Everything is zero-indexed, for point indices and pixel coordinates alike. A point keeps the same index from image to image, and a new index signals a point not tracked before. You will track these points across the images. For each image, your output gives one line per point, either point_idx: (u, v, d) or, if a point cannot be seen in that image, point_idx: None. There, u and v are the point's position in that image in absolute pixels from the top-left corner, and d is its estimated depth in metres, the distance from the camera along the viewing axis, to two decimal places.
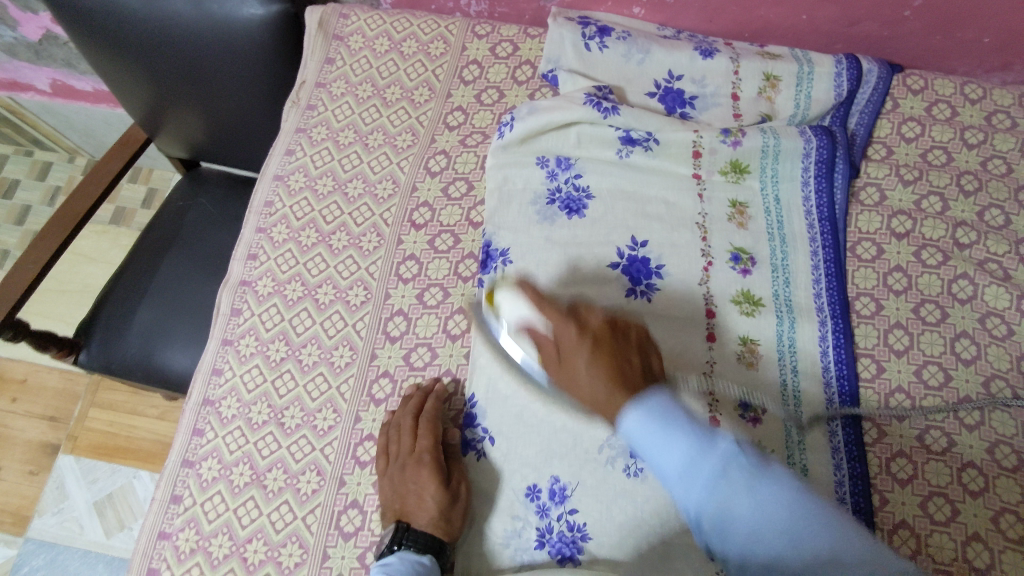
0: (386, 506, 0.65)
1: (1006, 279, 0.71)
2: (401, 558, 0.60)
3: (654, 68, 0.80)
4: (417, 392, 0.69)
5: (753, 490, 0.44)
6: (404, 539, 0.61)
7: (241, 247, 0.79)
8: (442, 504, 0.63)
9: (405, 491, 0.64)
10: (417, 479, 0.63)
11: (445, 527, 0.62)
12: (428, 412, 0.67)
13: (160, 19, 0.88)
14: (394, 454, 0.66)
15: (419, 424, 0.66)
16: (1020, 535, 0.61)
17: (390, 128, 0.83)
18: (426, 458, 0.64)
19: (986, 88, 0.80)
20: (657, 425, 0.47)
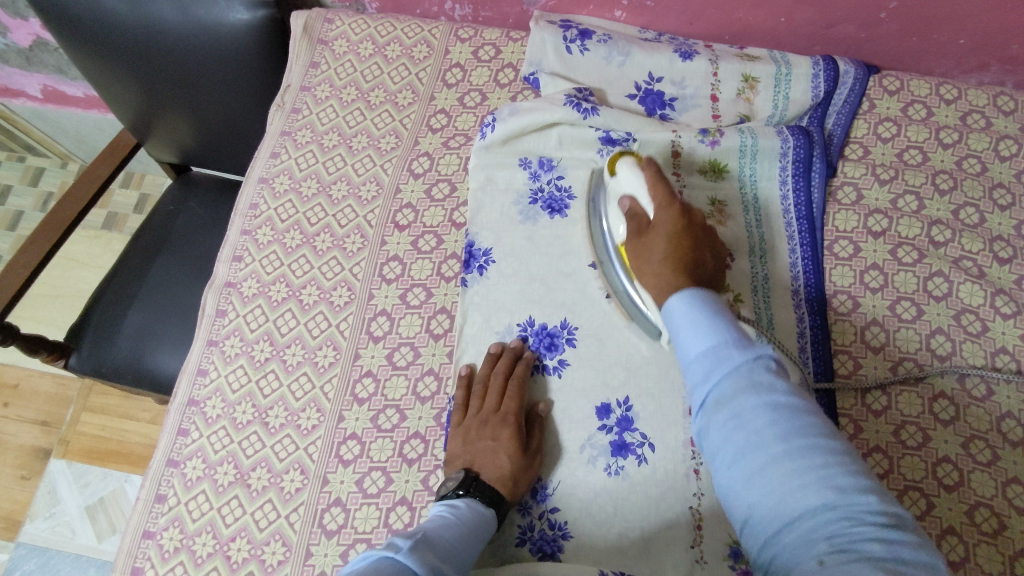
0: (452, 458, 0.66)
1: (981, 276, 0.72)
2: (470, 505, 0.60)
3: (634, 70, 0.81)
4: (507, 354, 0.70)
5: (784, 444, 0.44)
6: (472, 486, 0.61)
7: (226, 249, 0.79)
8: (514, 464, 0.64)
9: (475, 447, 0.65)
10: (496, 436, 0.65)
11: (511, 488, 0.63)
12: (519, 376, 0.68)
13: (146, 24, 0.89)
14: (474, 409, 0.68)
15: (508, 385, 0.68)
16: (994, 528, 0.62)
17: (373, 131, 0.84)
18: (511, 419, 0.66)
19: (961, 89, 0.81)
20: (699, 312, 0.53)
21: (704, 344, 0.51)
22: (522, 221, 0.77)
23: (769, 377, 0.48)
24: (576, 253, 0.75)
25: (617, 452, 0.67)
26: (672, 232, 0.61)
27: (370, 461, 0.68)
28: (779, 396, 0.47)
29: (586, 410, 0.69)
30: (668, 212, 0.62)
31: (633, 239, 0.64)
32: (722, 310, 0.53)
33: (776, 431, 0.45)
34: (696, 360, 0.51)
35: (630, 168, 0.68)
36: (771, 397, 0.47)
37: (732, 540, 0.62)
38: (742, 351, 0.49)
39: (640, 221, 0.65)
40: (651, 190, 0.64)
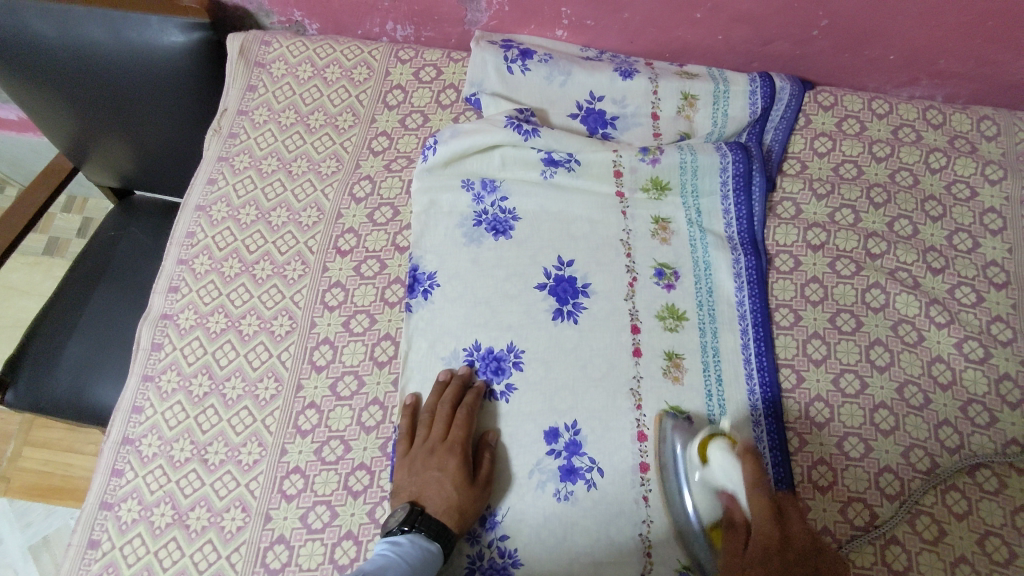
0: (399, 488, 0.64)
1: (916, 287, 0.74)
2: (413, 541, 0.59)
3: (575, 89, 0.81)
4: (453, 379, 0.69)
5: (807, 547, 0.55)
6: (417, 521, 0.60)
7: (162, 280, 0.77)
8: (461, 494, 0.63)
9: (422, 477, 0.64)
10: (443, 466, 0.64)
11: (459, 519, 0.62)
12: (467, 404, 0.67)
13: (77, 49, 0.87)
14: (421, 438, 0.66)
15: (455, 412, 0.67)
16: (935, 536, 0.63)
17: (313, 155, 0.82)
18: (458, 448, 0.65)
19: (892, 103, 0.83)
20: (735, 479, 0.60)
21: (764, 508, 0.57)
22: (466, 243, 0.76)
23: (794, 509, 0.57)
24: (521, 275, 0.74)
25: (565, 477, 0.66)
26: None
27: (314, 496, 0.66)
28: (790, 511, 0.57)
29: (533, 435, 0.68)
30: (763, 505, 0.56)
31: (732, 481, 0.61)
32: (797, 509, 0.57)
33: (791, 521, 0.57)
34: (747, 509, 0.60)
35: (725, 456, 0.61)
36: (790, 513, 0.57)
37: (681, 564, 0.63)
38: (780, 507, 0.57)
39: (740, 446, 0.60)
40: (746, 484, 0.58)
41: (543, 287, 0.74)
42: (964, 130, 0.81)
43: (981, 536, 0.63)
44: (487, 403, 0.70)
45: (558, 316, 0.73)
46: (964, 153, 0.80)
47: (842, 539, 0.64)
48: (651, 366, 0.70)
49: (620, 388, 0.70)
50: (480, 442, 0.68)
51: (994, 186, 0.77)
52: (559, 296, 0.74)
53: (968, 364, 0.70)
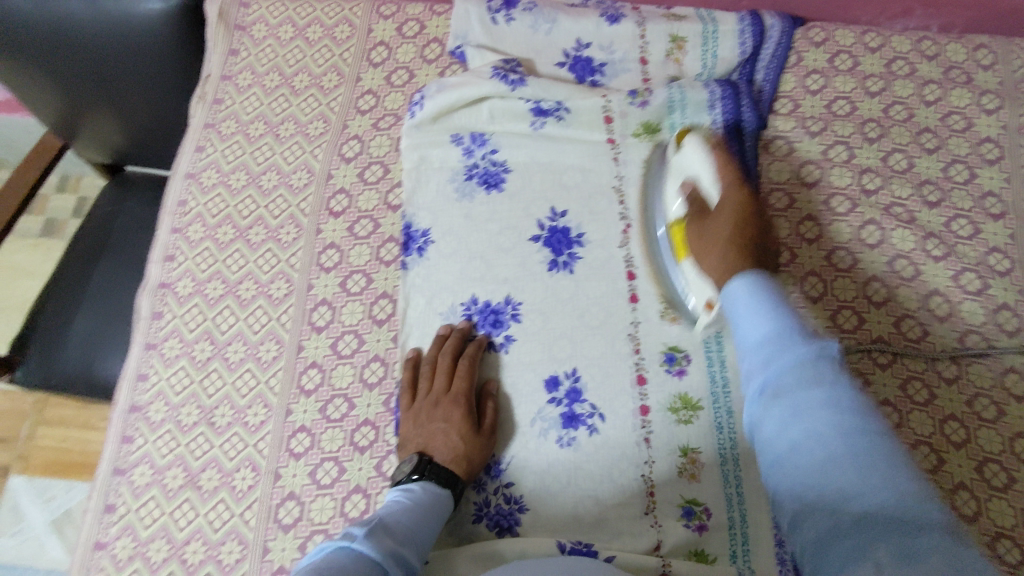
0: (405, 441, 0.65)
1: (912, 221, 0.73)
2: (424, 488, 0.60)
3: (562, 37, 0.80)
4: (453, 333, 0.70)
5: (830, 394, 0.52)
6: (426, 470, 0.61)
7: (157, 249, 0.77)
8: (467, 444, 0.63)
9: (428, 429, 0.65)
10: (448, 417, 0.65)
11: (466, 468, 0.63)
12: (468, 357, 0.68)
13: (53, 21, 0.86)
14: (424, 391, 0.67)
15: (457, 364, 0.68)
16: (934, 464, 0.64)
17: (301, 117, 0.82)
18: (461, 399, 0.65)
19: (885, 36, 0.81)
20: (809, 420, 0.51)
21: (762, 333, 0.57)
22: (458, 198, 0.76)
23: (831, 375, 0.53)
24: (515, 228, 0.74)
25: (567, 423, 0.67)
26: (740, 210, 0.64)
27: (321, 453, 0.68)
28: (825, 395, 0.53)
29: (534, 384, 0.69)
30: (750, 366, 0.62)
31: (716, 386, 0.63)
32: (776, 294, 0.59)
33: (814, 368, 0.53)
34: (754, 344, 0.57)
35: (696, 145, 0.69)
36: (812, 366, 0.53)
37: (684, 500, 0.64)
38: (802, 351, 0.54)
39: (703, 204, 0.67)
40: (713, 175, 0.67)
41: (537, 238, 0.74)
42: (959, 60, 0.80)
43: (980, 463, 0.64)
44: (488, 357, 0.70)
45: (553, 267, 0.73)
46: (958, 84, 0.78)
47: None
48: (648, 310, 0.71)
49: (617, 334, 0.70)
50: (484, 393, 0.68)
51: (990, 116, 0.76)
52: (553, 247, 0.74)
53: (964, 295, 0.70)
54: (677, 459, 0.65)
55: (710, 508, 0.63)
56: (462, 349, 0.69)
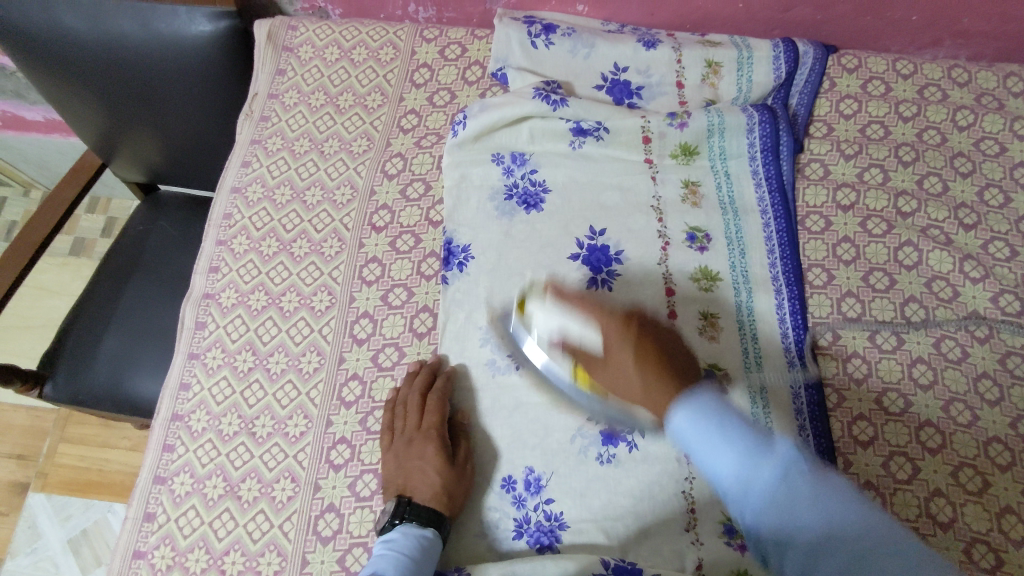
0: (386, 481, 0.65)
1: (949, 243, 0.74)
2: (405, 534, 0.60)
3: (600, 61, 0.82)
4: (422, 369, 0.70)
5: (826, 501, 0.47)
6: (406, 512, 0.61)
7: (202, 261, 0.79)
8: (442, 480, 0.64)
9: (405, 467, 0.65)
10: (422, 453, 0.64)
11: (449, 502, 0.63)
12: (437, 391, 0.68)
13: (105, 41, 0.89)
14: (399, 430, 0.67)
15: (428, 400, 0.67)
16: (979, 486, 0.64)
17: (345, 135, 0.84)
18: (434, 434, 0.65)
19: (917, 63, 0.83)
20: (711, 423, 0.51)
21: (731, 470, 0.49)
22: (499, 216, 0.77)
23: (785, 444, 0.49)
24: (555, 245, 0.75)
25: (607, 439, 0.67)
26: (620, 333, 0.62)
27: (362, 464, 0.68)
28: (790, 453, 0.49)
29: (573, 400, 0.69)
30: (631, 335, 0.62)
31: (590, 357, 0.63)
32: (720, 403, 0.53)
33: (785, 475, 0.48)
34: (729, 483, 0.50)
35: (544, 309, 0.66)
36: (772, 468, 0.48)
37: (725, 517, 0.63)
38: (770, 462, 0.48)
39: (585, 353, 0.64)
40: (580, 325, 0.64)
41: (576, 256, 0.75)
42: (990, 87, 0.81)
43: None
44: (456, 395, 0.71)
45: (593, 285, 0.74)
46: (991, 110, 0.79)
47: (885, 492, 0.64)
48: (687, 328, 0.71)
49: None
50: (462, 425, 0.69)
51: None
52: (593, 265, 0.75)
53: (1004, 316, 0.70)
54: None
55: None
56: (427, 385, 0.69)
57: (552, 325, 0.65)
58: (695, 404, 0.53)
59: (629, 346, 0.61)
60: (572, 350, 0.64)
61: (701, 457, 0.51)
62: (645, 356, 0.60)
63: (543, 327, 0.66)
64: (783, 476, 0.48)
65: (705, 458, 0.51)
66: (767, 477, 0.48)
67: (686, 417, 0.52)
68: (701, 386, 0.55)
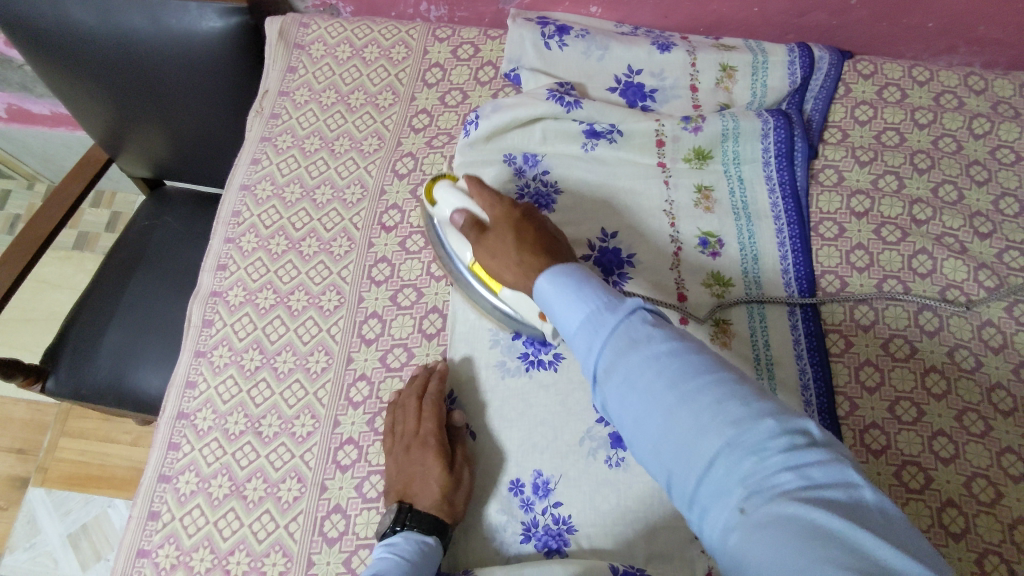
0: (389, 487, 0.65)
1: (964, 251, 0.73)
2: (407, 538, 0.59)
3: (613, 64, 0.82)
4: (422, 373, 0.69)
5: (692, 404, 0.41)
6: (407, 519, 0.60)
7: (210, 258, 0.78)
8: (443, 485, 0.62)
9: (407, 472, 0.64)
10: (422, 460, 0.63)
11: (449, 508, 0.62)
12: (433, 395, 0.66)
13: (116, 35, 0.88)
14: (398, 435, 0.66)
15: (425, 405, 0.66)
16: (992, 497, 0.63)
17: (355, 133, 0.83)
18: (430, 441, 0.63)
19: (933, 71, 0.82)
20: (569, 285, 0.51)
21: (583, 311, 0.48)
22: None
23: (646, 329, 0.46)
24: (566, 247, 0.75)
25: (616, 443, 0.67)
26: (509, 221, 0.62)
27: (369, 466, 0.67)
28: (657, 345, 0.44)
29: (583, 404, 0.68)
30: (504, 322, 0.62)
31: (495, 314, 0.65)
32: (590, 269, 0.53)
33: (631, 343, 0.45)
34: (580, 326, 0.48)
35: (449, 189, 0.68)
36: (650, 351, 0.44)
37: None
38: (616, 312, 0.47)
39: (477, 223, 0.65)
40: (478, 200, 0.65)
41: (588, 259, 0.74)
42: (1006, 95, 0.80)
43: None
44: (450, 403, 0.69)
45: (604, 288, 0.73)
46: (1007, 118, 0.79)
47: (897, 501, 0.64)
48: (699, 333, 0.71)
49: None
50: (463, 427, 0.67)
51: None
52: (604, 267, 0.74)
53: (1018, 326, 0.70)
54: None
55: None
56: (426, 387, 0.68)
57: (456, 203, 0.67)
58: (560, 271, 0.52)
59: (507, 218, 0.62)
60: (470, 227, 0.65)
61: (558, 310, 0.51)
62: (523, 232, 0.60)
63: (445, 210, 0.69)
64: (621, 326, 0.46)
65: (560, 313, 0.50)
66: (608, 325, 0.47)
67: (550, 279, 0.52)
68: (571, 263, 0.54)
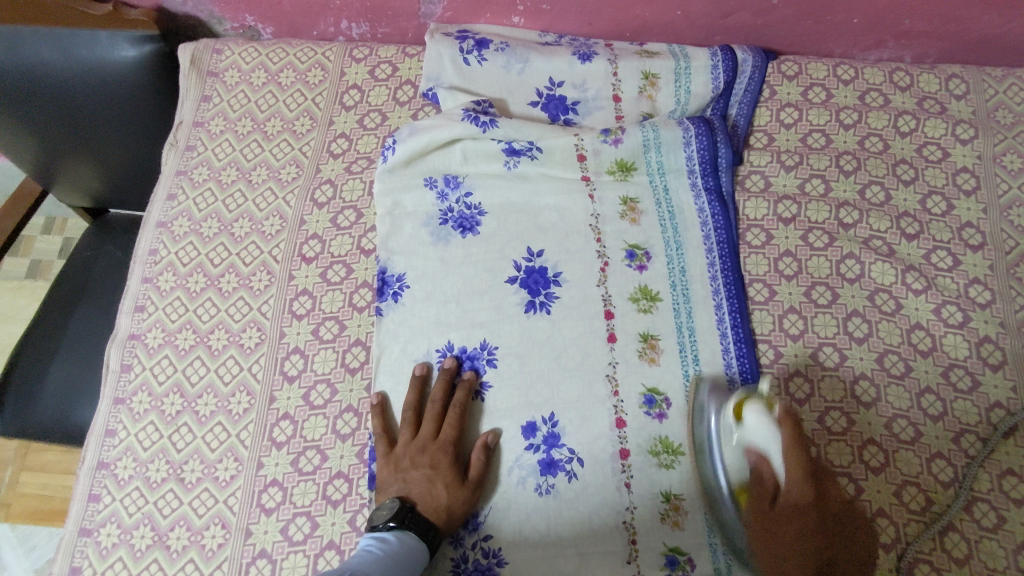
0: (384, 487, 0.63)
1: (891, 254, 0.72)
2: (400, 538, 0.58)
3: (534, 77, 0.80)
4: (444, 377, 0.68)
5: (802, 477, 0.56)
6: (407, 519, 0.60)
7: (128, 299, 0.76)
8: (460, 493, 0.63)
9: (412, 475, 0.63)
10: (434, 464, 0.64)
11: (447, 518, 0.62)
12: (462, 405, 0.67)
13: (25, 69, 0.86)
14: (410, 436, 0.66)
15: (448, 412, 0.67)
16: (921, 505, 0.63)
17: (273, 162, 0.81)
18: (449, 446, 0.65)
19: (858, 68, 0.81)
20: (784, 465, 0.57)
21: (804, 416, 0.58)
22: (433, 243, 0.75)
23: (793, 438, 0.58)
24: (491, 270, 0.73)
25: (545, 470, 0.65)
26: (793, 440, 0.56)
27: (293, 507, 0.66)
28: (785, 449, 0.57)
29: (511, 431, 0.67)
30: (787, 432, 0.56)
31: (753, 428, 0.59)
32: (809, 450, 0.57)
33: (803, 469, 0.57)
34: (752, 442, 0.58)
35: (760, 419, 0.57)
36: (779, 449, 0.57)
37: (667, 548, 0.62)
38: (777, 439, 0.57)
39: (759, 454, 0.58)
40: (782, 452, 0.56)
41: (513, 280, 0.73)
42: (932, 90, 0.79)
43: (970, 503, 0.62)
44: (477, 401, 0.69)
45: (530, 309, 0.72)
46: (933, 115, 0.78)
47: None
48: (627, 350, 0.70)
49: (595, 376, 0.69)
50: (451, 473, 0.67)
51: (966, 146, 0.76)
52: (530, 288, 0.73)
53: (947, 329, 0.69)
54: (659, 505, 0.64)
55: (694, 557, 0.62)
56: (450, 393, 0.68)
57: (762, 442, 0.57)
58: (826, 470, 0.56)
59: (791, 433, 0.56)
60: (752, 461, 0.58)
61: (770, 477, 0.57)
62: (802, 463, 0.55)
63: (753, 437, 0.58)
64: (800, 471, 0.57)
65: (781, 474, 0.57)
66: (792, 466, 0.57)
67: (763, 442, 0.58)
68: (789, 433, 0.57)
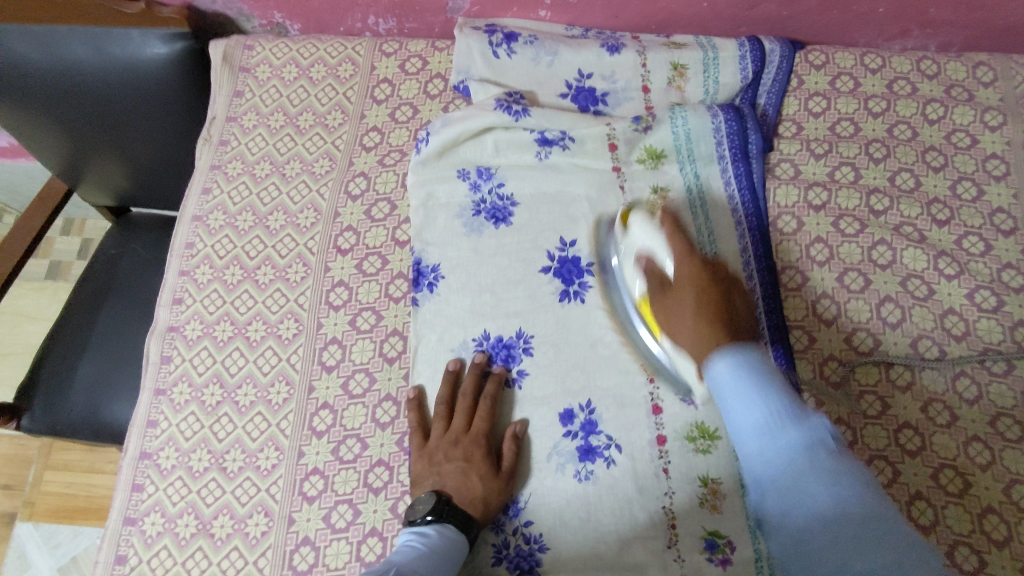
0: (420, 480, 0.64)
1: (922, 240, 0.73)
2: (439, 531, 0.59)
3: (564, 69, 0.81)
4: (473, 370, 0.69)
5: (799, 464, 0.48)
6: (444, 512, 0.60)
7: (166, 292, 0.77)
8: (494, 484, 0.63)
9: (446, 468, 0.64)
10: (468, 456, 0.64)
11: (483, 510, 0.62)
12: (492, 398, 0.67)
13: (58, 69, 0.87)
14: (442, 430, 0.66)
15: (479, 405, 0.67)
16: (959, 488, 0.63)
17: (306, 156, 0.82)
18: (482, 438, 0.65)
19: (885, 57, 0.82)
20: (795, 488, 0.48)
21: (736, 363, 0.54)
22: (467, 233, 0.75)
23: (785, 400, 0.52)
24: (524, 260, 0.74)
25: (584, 456, 0.66)
26: None
27: (335, 495, 0.66)
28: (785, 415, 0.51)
29: (548, 418, 0.68)
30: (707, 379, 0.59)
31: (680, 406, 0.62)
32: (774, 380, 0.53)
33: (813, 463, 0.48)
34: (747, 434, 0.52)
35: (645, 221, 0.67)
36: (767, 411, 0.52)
37: (707, 532, 0.62)
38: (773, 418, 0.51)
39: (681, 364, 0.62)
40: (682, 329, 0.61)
41: (547, 269, 0.73)
42: (959, 78, 0.80)
43: (1008, 486, 0.63)
44: (508, 392, 0.70)
45: (564, 298, 0.72)
46: (961, 102, 0.78)
47: None
48: None
49: (632, 363, 0.69)
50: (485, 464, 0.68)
51: (994, 132, 0.76)
52: (564, 277, 0.73)
53: (980, 313, 0.69)
54: (697, 489, 0.64)
55: (733, 540, 0.62)
56: (481, 386, 0.69)
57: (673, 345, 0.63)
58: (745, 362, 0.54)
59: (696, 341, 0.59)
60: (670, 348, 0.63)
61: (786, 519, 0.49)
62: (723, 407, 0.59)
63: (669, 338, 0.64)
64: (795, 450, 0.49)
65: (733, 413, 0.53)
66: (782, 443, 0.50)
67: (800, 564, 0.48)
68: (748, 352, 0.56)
